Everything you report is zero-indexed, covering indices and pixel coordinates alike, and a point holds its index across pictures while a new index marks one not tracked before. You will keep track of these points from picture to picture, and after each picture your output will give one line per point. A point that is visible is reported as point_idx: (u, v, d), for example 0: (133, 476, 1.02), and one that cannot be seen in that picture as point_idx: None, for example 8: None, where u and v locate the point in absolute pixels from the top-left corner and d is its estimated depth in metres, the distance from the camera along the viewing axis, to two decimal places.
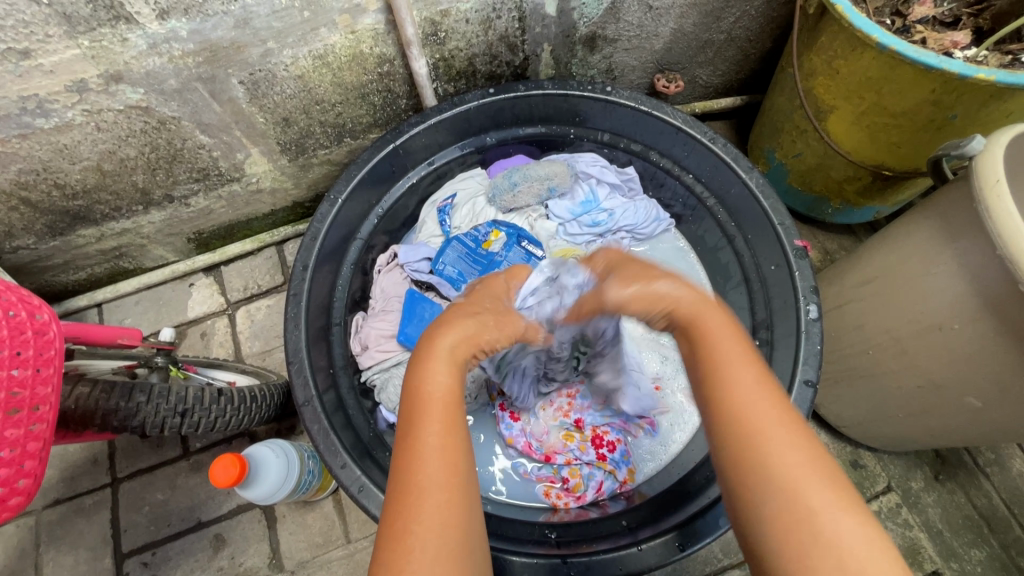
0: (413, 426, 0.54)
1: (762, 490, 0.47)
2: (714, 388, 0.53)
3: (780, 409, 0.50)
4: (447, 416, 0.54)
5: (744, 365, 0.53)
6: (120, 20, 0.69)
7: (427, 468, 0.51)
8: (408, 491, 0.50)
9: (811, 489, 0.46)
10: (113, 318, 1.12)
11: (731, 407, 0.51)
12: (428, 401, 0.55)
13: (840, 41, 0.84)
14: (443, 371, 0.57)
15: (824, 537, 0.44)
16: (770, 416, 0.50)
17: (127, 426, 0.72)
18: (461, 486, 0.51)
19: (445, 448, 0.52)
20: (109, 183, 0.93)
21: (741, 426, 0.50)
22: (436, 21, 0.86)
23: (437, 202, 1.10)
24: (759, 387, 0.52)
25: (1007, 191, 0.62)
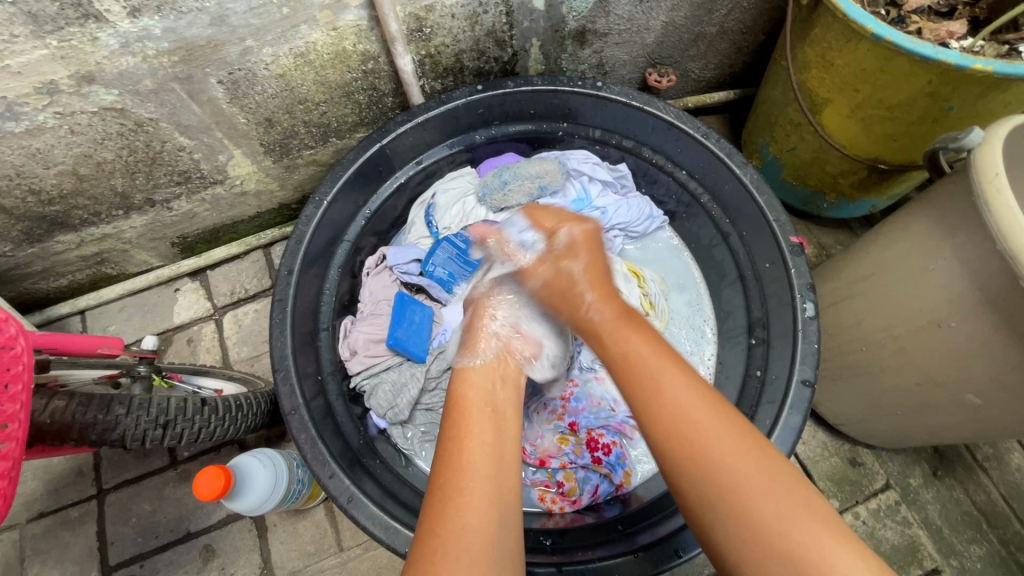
0: (450, 434, 0.59)
1: (713, 502, 0.50)
2: (648, 411, 0.56)
3: (711, 415, 0.54)
4: (484, 429, 0.59)
5: (673, 377, 0.58)
6: (89, 18, 0.66)
7: (462, 468, 0.54)
8: (447, 489, 0.53)
9: (760, 493, 0.49)
10: (97, 325, 1.09)
11: (675, 427, 0.54)
12: (465, 412, 0.61)
13: (834, 33, 0.83)
14: (478, 388, 0.65)
15: (783, 545, 0.47)
16: (711, 428, 0.53)
17: (107, 440, 0.70)
18: (498, 494, 0.53)
19: (481, 454, 0.56)
20: (86, 188, 0.90)
21: (683, 448, 0.53)
22: (421, 17, 0.84)
23: (426, 202, 1.07)
24: (696, 399, 0.55)
25: (1007, 185, 0.61)
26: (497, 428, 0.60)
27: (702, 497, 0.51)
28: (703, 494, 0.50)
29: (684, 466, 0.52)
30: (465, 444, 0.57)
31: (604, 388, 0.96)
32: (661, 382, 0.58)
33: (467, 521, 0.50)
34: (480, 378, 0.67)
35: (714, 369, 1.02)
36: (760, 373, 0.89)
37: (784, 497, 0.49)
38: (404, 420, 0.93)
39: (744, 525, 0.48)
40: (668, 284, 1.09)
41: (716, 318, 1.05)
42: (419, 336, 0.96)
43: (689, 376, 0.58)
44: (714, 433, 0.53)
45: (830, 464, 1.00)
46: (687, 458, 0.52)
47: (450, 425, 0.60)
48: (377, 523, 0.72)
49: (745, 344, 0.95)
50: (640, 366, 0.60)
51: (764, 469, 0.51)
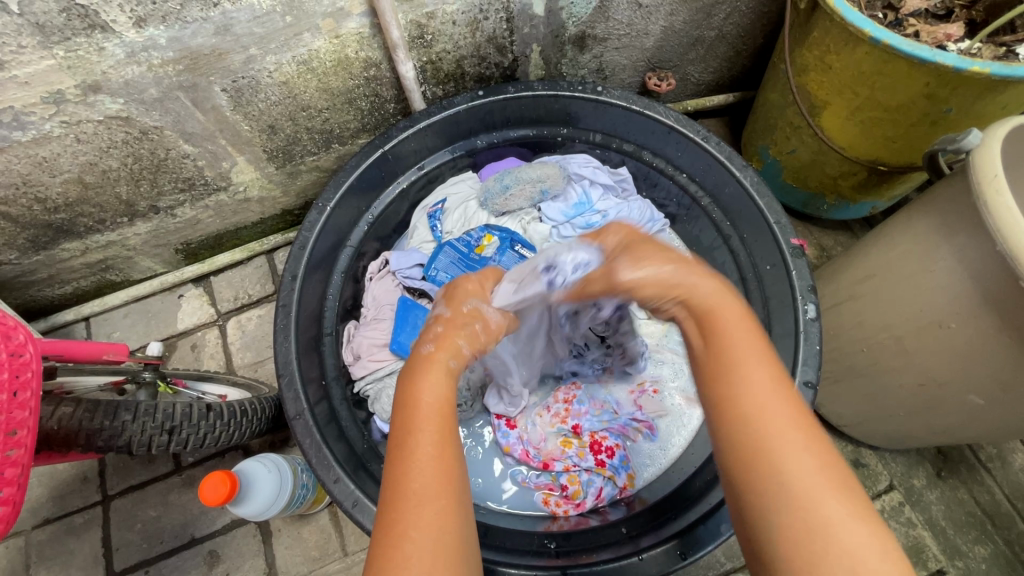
0: (403, 429, 0.51)
1: (776, 508, 0.43)
2: (722, 394, 0.50)
3: (794, 423, 0.47)
4: (440, 424, 0.52)
5: (755, 374, 0.49)
6: (96, 28, 0.67)
7: (413, 468, 0.48)
8: (395, 489, 0.47)
9: (826, 503, 0.42)
10: (101, 332, 1.10)
11: (748, 425, 0.47)
12: (418, 406, 0.53)
13: (832, 36, 0.83)
14: (436, 380, 0.56)
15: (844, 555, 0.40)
16: (792, 439, 0.46)
17: (113, 446, 0.70)
18: (450, 494, 0.48)
19: (433, 453, 0.49)
20: (91, 196, 0.91)
21: (750, 451, 0.46)
22: (422, 24, 0.84)
23: (428, 207, 1.08)
24: (778, 403, 0.48)
25: (1005, 186, 0.61)
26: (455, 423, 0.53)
27: (757, 498, 0.44)
28: (764, 500, 0.44)
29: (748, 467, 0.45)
30: (417, 436, 0.50)
31: (607, 391, 0.97)
32: (743, 375, 0.49)
33: (417, 526, 0.45)
34: (439, 368, 0.57)
35: None
36: None
37: (854, 514, 0.42)
38: None
39: (807, 531, 0.42)
40: None
41: None
42: None
43: (773, 364, 0.50)
44: (791, 437, 0.46)
45: None
46: (756, 457, 0.45)
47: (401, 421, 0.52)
48: None
49: None
50: (723, 345, 0.52)
51: (834, 481, 0.44)
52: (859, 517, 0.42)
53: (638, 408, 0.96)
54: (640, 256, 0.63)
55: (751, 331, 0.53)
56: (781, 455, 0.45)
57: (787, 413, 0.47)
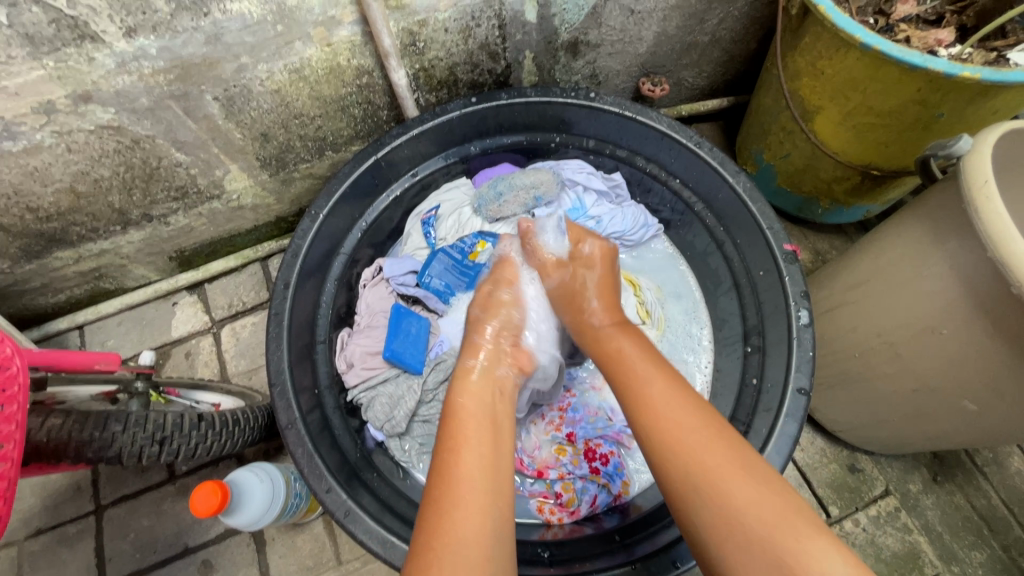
0: (448, 444, 0.57)
1: (710, 519, 0.55)
2: (665, 440, 0.60)
3: (713, 439, 0.59)
4: (480, 435, 0.59)
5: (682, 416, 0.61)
6: (86, 39, 0.67)
7: (460, 480, 0.53)
8: (440, 501, 0.53)
9: (763, 512, 0.53)
10: (95, 340, 1.10)
11: (679, 453, 0.59)
12: (461, 421, 0.60)
13: (824, 42, 0.83)
14: (475, 395, 0.64)
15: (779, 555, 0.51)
16: (714, 456, 0.58)
17: (104, 458, 0.70)
18: (495, 509, 0.52)
19: (480, 465, 0.55)
20: (84, 205, 0.91)
21: (685, 479, 0.58)
22: (414, 32, 0.84)
23: (422, 213, 1.08)
24: (704, 434, 0.60)
25: (996, 192, 0.61)
26: (494, 430, 0.60)
27: (696, 512, 0.56)
28: (709, 516, 0.55)
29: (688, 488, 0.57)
30: (463, 452, 0.56)
31: (601, 398, 0.96)
32: (670, 417, 0.62)
33: (465, 530, 0.50)
34: (477, 384, 0.66)
35: (711, 376, 1.02)
36: (756, 381, 0.89)
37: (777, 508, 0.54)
38: (401, 433, 0.93)
39: (735, 535, 0.53)
40: (664, 293, 1.09)
41: (712, 326, 1.05)
42: (416, 348, 0.96)
43: (690, 407, 0.62)
44: (715, 456, 0.58)
45: (829, 471, 1.00)
46: (687, 481, 0.57)
47: (448, 431, 0.59)
48: (375, 538, 0.72)
49: (741, 351, 0.95)
50: (649, 398, 0.64)
51: (760, 485, 0.55)
52: (784, 515, 0.53)
53: None
54: (583, 295, 0.81)
55: (666, 379, 0.67)
56: (708, 473, 0.57)
57: (711, 438, 0.59)
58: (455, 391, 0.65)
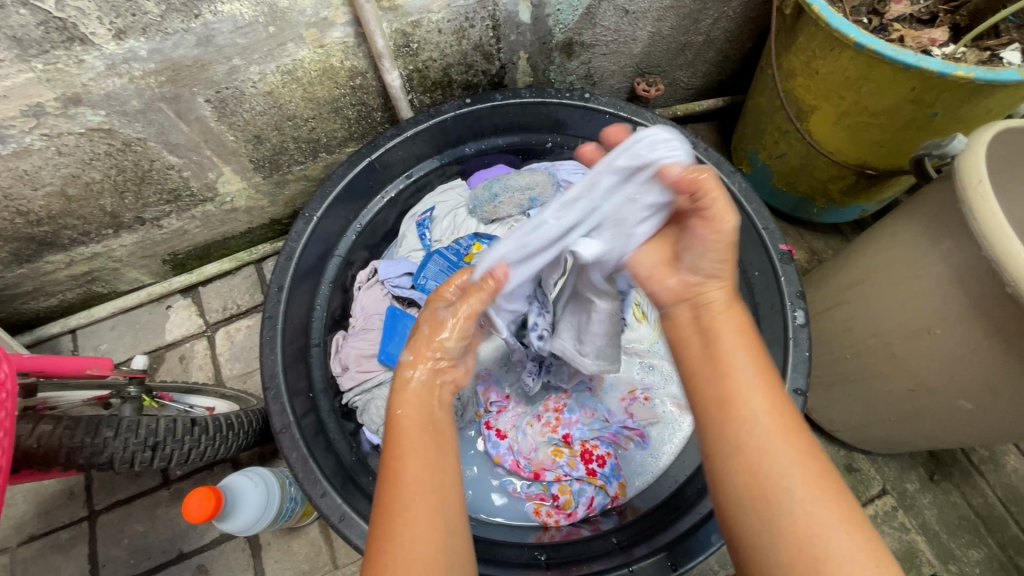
0: (390, 451, 0.54)
1: (749, 507, 0.48)
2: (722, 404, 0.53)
3: (773, 414, 0.51)
4: (422, 444, 0.54)
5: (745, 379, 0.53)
6: (75, 41, 0.66)
7: (407, 487, 0.51)
8: (390, 510, 0.50)
9: (813, 505, 0.46)
10: (88, 344, 1.09)
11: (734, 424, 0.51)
12: (403, 431, 0.55)
13: (818, 41, 0.83)
14: (416, 402, 0.57)
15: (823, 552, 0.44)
16: (772, 434, 0.50)
17: (95, 464, 0.69)
18: (444, 512, 0.51)
19: (420, 476, 0.52)
20: (75, 209, 0.90)
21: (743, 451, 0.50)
22: (408, 33, 0.84)
23: (417, 215, 1.07)
24: (769, 412, 0.51)
25: (990, 191, 0.61)
26: (436, 443, 0.55)
27: (748, 497, 0.49)
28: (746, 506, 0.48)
29: (733, 467, 0.50)
30: (403, 463, 0.53)
31: (597, 399, 0.96)
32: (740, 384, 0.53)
33: (413, 535, 0.49)
34: (418, 390, 0.58)
35: None
36: None
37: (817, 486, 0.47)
38: None
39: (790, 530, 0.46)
40: None
41: None
42: None
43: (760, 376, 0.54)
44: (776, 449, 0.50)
45: None
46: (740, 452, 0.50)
47: (388, 438, 0.55)
48: None
49: None
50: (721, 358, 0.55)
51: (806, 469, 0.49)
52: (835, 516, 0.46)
53: (630, 416, 0.96)
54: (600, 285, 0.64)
55: (752, 344, 0.56)
56: (761, 446, 0.50)
57: (778, 416, 0.51)
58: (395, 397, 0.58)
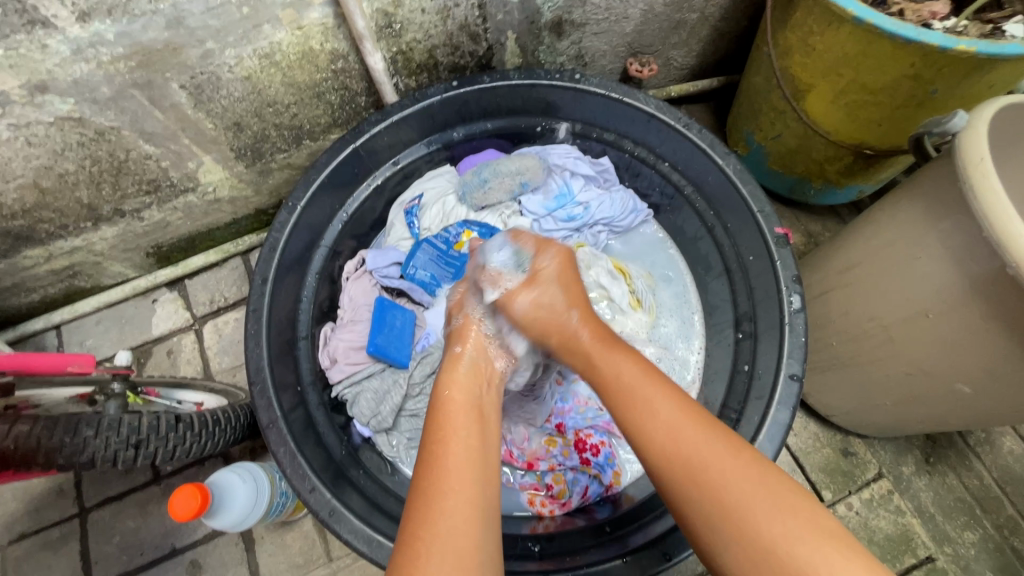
0: (434, 436, 0.56)
1: (715, 518, 0.49)
2: (646, 425, 0.55)
3: (705, 431, 0.53)
4: (466, 426, 0.57)
5: (663, 400, 0.56)
6: (36, 25, 0.63)
7: (448, 470, 0.51)
8: (428, 490, 0.50)
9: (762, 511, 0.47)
10: (73, 340, 1.07)
11: (665, 452, 0.53)
12: (449, 415, 0.58)
13: (815, 16, 0.80)
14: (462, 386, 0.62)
15: (794, 564, 0.44)
16: (705, 447, 0.52)
17: (76, 463, 0.67)
18: (483, 501, 0.50)
19: (461, 458, 0.53)
20: (50, 201, 0.87)
21: (676, 470, 0.52)
22: (389, 12, 0.81)
23: (405, 203, 1.05)
24: (686, 418, 0.55)
25: (992, 168, 0.59)
26: (481, 425, 0.58)
27: (709, 528, 0.49)
28: (703, 526, 0.49)
29: (683, 489, 0.51)
30: (448, 445, 0.54)
31: None
32: (668, 426, 0.54)
33: (451, 523, 0.48)
34: (466, 375, 0.65)
35: (703, 363, 1.00)
36: (747, 367, 0.87)
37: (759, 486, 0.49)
38: (388, 428, 0.92)
39: (744, 549, 0.47)
40: (654, 278, 1.07)
41: (703, 311, 1.03)
42: (401, 341, 0.94)
43: (678, 396, 0.57)
44: (709, 454, 0.51)
45: (822, 456, 0.99)
46: (685, 483, 0.51)
47: (431, 427, 0.57)
48: (361, 537, 0.71)
49: (732, 337, 0.94)
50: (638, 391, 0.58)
51: (755, 474, 0.50)
52: (794, 515, 0.47)
53: None
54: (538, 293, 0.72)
55: (664, 380, 0.59)
56: (705, 476, 0.50)
57: (705, 432, 0.53)
58: (441, 382, 0.64)
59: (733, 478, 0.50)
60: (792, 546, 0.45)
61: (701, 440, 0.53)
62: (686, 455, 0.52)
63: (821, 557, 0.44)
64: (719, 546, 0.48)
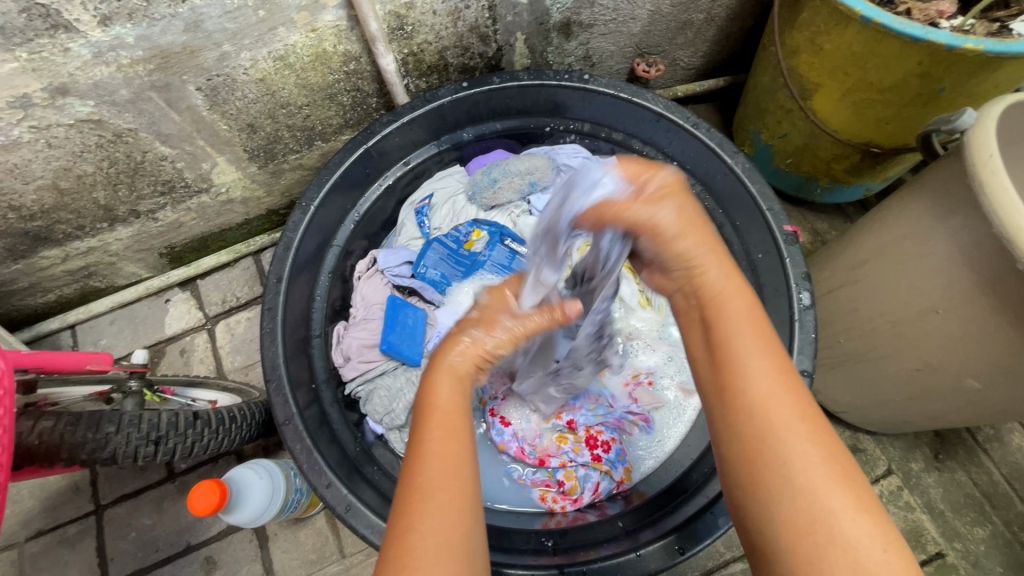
0: (422, 431, 0.52)
1: (762, 478, 0.45)
2: (726, 365, 0.50)
3: (780, 387, 0.48)
4: (454, 425, 0.53)
5: (751, 347, 0.50)
6: (59, 29, 0.64)
7: (434, 467, 0.49)
8: (415, 485, 0.49)
9: (820, 481, 0.43)
10: (88, 340, 1.08)
11: (737, 395, 0.48)
12: (438, 413, 0.54)
13: (823, 16, 0.81)
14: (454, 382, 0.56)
15: (839, 540, 0.41)
16: (777, 403, 0.47)
17: (98, 459, 0.69)
18: (469, 497, 0.49)
19: (448, 462, 0.50)
20: (68, 202, 0.88)
21: (748, 422, 0.47)
22: (402, 14, 0.82)
23: (415, 203, 1.06)
24: (772, 371, 0.48)
25: (1001, 165, 0.60)
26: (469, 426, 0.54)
27: (757, 483, 0.45)
28: (756, 472, 0.45)
29: (744, 436, 0.47)
30: (433, 444, 0.51)
31: (602, 385, 0.97)
32: (743, 366, 0.49)
33: (436, 526, 0.46)
34: (459, 369, 0.58)
35: None
36: None
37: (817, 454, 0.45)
38: (401, 425, 0.92)
39: (795, 513, 0.43)
40: None
41: None
42: (413, 339, 0.95)
43: (765, 346, 0.50)
44: (776, 411, 0.46)
45: None
46: (749, 431, 0.46)
47: (420, 419, 0.53)
48: (377, 532, 0.72)
49: None
50: (727, 335, 0.51)
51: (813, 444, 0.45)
52: (846, 489, 0.43)
53: (633, 401, 0.96)
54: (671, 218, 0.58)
55: (752, 318, 0.52)
56: (765, 425, 0.46)
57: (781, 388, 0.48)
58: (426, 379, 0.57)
59: (795, 440, 0.45)
60: (844, 517, 0.42)
61: (774, 393, 0.47)
62: (755, 403, 0.47)
63: (864, 535, 0.41)
64: (763, 505, 0.44)
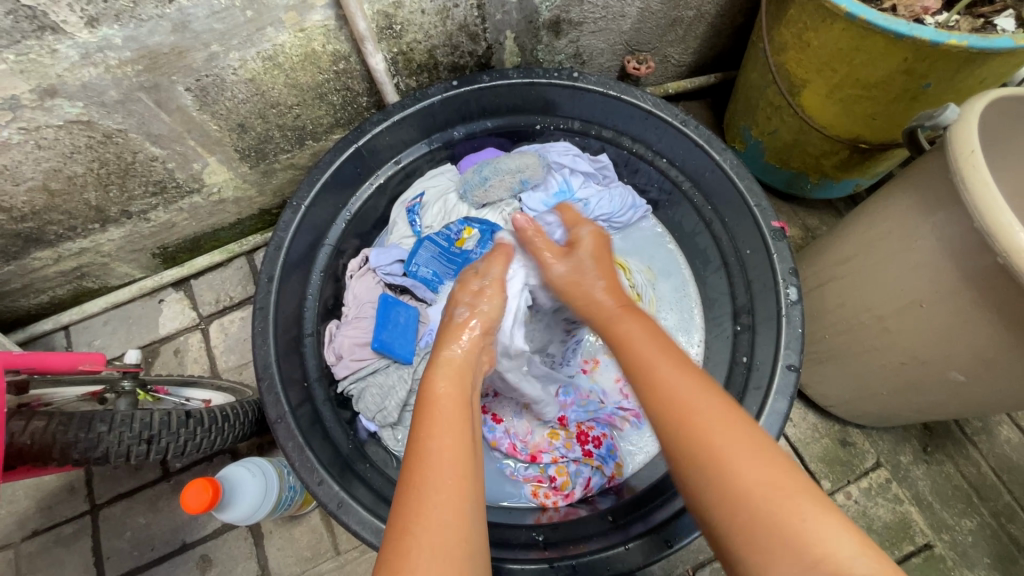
0: (425, 429, 0.55)
1: (718, 500, 0.49)
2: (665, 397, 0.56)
3: (717, 408, 0.54)
4: (454, 419, 0.56)
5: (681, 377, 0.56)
6: (46, 30, 0.64)
7: (437, 460, 0.52)
8: (419, 479, 0.51)
9: (770, 495, 0.48)
10: (81, 341, 1.08)
11: (683, 420, 0.54)
12: (440, 408, 0.57)
13: (810, 13, 0.82)
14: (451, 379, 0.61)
15: (798, 536, 0.45)
16: (715, 424, 0.52)
17: (90, 458, 0.69)
18: (471, 490, 0.51)
19: (454, 453, 0.53)
20: (59, 204, 0.89)
21: (694, 444, 0.52)
22: (390, 14, 0.82)
23: (406, 201, 1.06)
24: (708, 398, 0.54)
25: (982, 160, 0.60)
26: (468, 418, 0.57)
27: (715, 503, 0.50)
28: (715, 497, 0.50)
29: (695, 462, 0.52)
30: (437, 438, 0.54)
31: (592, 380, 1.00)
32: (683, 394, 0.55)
33: (440, 516, 0.49)
34: (456, 370, 0.63)
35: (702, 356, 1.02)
36: (745, 359, 0.89)
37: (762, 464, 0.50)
38: (393, 423, 0.93)
39: (751, 520, 0.47)
40: (654, 272, 1.09)
41: (702, 304, 1.05)
42: (405, 337, 0.96)
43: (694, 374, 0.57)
44: (720, 433, 0.52)
45: (821, 446, 1.01)
46: (699, 455, 0.51)
47: (421, 418, 0.57)
48: (368, 528, 0.73)
49: (730, 330, 0.95)
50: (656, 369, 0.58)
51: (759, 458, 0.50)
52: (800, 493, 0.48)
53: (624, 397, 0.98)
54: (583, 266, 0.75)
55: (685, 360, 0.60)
56: (715, 447, 0.51)
57: (714, 407, 0.54)
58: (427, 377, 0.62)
59: (739, 454, 0.50)
60: (799, 518, 0.46)
61: (714, 416, 0.53)
62: (701, 428, 0.52)
63: (821, 526, 0.46)
64: (723, 518, 0.49)
